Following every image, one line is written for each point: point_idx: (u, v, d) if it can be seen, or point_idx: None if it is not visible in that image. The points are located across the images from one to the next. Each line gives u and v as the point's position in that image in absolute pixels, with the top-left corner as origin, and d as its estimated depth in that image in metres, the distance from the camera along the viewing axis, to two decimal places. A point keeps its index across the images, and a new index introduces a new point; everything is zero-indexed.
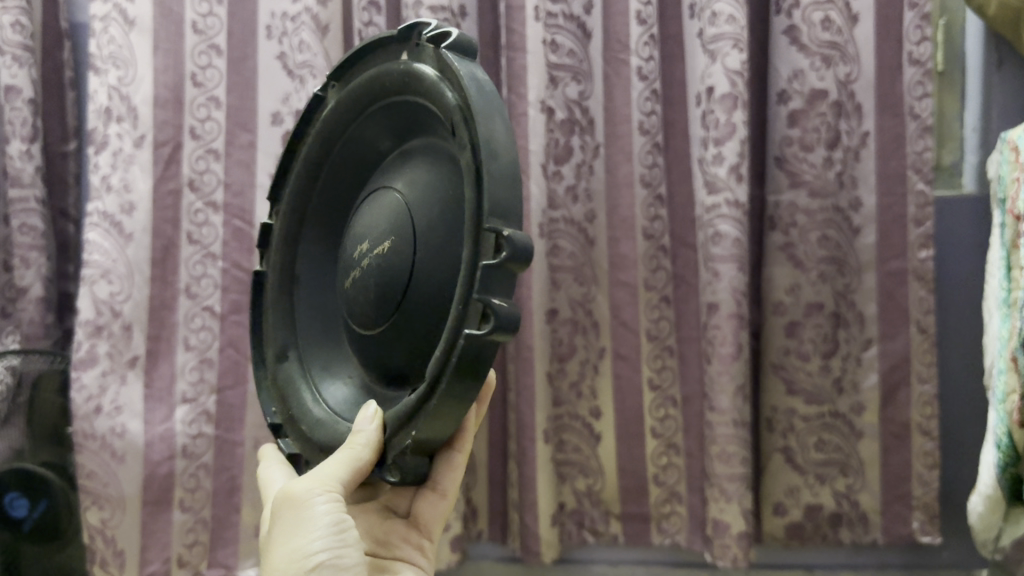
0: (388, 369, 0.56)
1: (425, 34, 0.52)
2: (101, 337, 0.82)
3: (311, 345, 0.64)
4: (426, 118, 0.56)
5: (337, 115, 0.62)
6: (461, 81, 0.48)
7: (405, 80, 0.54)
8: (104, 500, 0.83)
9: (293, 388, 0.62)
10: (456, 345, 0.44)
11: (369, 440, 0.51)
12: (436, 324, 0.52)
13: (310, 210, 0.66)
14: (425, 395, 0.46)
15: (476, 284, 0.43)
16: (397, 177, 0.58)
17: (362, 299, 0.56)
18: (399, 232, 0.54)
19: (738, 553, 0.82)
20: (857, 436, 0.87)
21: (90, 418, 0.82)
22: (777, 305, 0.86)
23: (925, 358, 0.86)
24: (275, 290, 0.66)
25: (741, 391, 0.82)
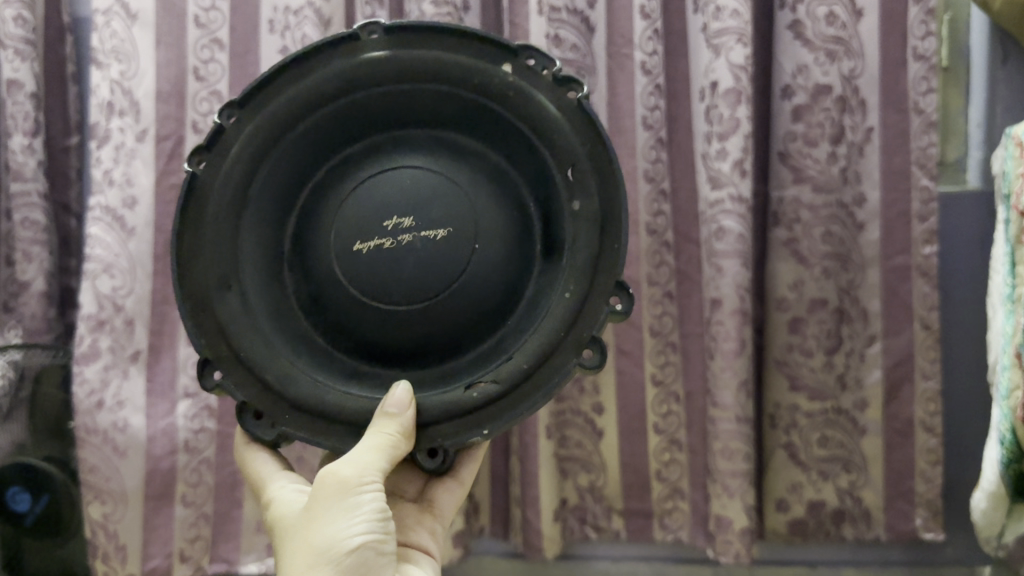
0: (376, 342, 0.58)
1: (558, 70, 0.55)
2: (103, 331, 0.82)
3: (257, 286, 0.57)
4: (493, 128, 0.58)
5: (385, 77, 0.57)
6: (601, 140, 0.55)
7: (510, 96, 0.56)
8: (106, 494, 0.83)
9: (240, 328, 0.56)
10: (558, 368, 0.53)
11: (402, 424, 0.52)
12: (474, 321, 0.57)
13: (287, 143, 0.58)
14: (504, 395, 0.54)
15: (598, 323, 0.53)
16: (436, 164, 0.59)
17: (388, 276, 0.57)
18: (459, 228, 0.57)
19: (740, 549, 0.83)
20: (860, 432, 0.87)
21: (92, 413, 0.82)
22: (781, 301, 0.86)
23: (930, 353, 0.86)
24: (221, 213, 0.57)
25: (744, 387, 0.82)
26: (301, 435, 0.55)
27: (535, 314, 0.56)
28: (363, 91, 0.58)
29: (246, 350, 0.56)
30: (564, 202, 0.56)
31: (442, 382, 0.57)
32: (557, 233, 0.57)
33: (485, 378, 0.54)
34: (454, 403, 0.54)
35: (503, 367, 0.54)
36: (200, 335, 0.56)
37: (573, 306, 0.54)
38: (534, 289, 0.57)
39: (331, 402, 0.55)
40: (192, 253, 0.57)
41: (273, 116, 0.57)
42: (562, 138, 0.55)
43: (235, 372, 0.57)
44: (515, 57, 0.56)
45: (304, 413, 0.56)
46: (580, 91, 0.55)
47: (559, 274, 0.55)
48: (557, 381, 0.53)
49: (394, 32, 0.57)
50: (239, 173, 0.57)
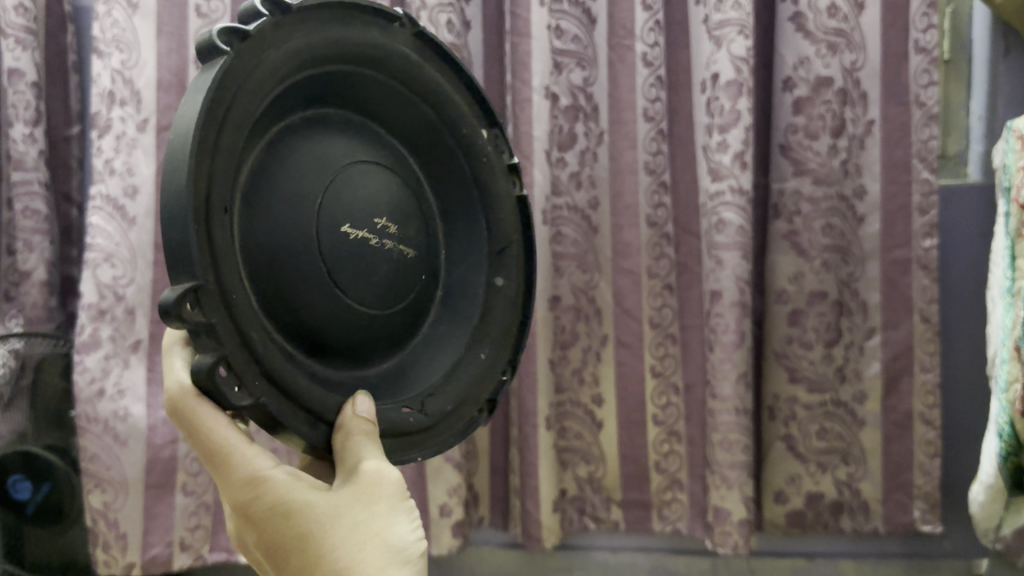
0: (322, 332, 0.48)
1: (519, 163, 0.64)
2: (104, 321, 0.82)
3: (242, 227, 0.44)
4: (438, 170, 0.60)
5: (409, 81, 0.55)
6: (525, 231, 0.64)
7: (483, 158, 0.60)
8: (107, 484, 0.84)
9: (229, 266, 0.41)
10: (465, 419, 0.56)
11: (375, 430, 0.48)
12: (388, 338, 0.54)
13: (303, 78, 0.48)
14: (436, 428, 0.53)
15: (502, 388, 0.59)
16: (396, 172, 0.56)
17: (357, 273, 0.50)
18: (413, 248, 0.55)
19: (738, 540, 0.83)
20: (859, 425, 0.88)
21: (92, 402, 0.83)
22: (781, 293, 0.86)
23: (929, 346, 0.87)
24: (249, 120, 0.43)
25: (743, 379, 0.82)
26: (281, 415, 0.43)
27: (448, 352, 0.57)
28: (383, 77, 0.54)
29: (238, 301, 0.41)
30: (486, 270, 0.61)
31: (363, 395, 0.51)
32: (468, 286, 0.60)
33: (412, 403, 0.53)
34: (396, 422, 0.50)
35: (430, 402, 0.53)
36: (198, 249, 0.39)
37: (490, 362, 0.58)
38: (431, 330, 0.58)
39: (305, 388, 0.45)
40: (207, 151, 0.40)
41: (320, 50, 0.48)
42: (506, 212, 0.62)
43: (218, 315, 0.40)
44: (489, 127, 0.63)
45: (284, 392, 0.43)
46: (525, 189, 0.64)
47: (479, 324, 0.59)
48: (466, 431, 0.56)
49: (420, 43, 0.57)
50: (270, 87, 0.44)
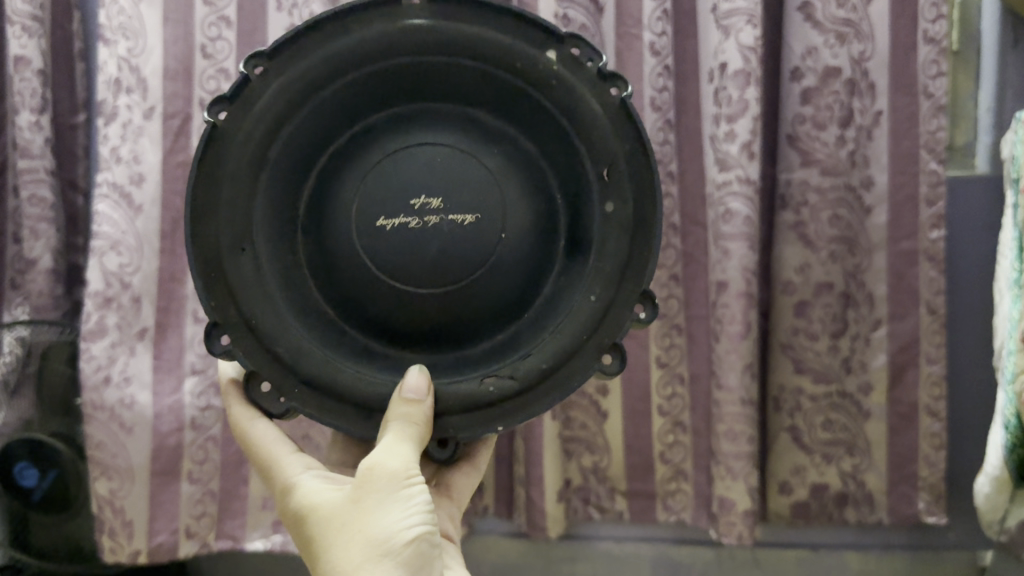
0: (392, 318, 0.57)
1: (605, 65, 0.53)
2: (110, 309, 0.82)
3: (270, 251, 0.55)
4: (529, 117, 0.56)
5: (430, 50, 0.54)
6: (639, 140, 0.54)
7: (552, 85, 0.54)
8: (113, 471, 0.84)
9: (254, 293, 0.54)
10: (577, 372, 0.55)
11: (424, 414, 0.52)
12: (484, 309, 0.57)
13: (314, 105, 0.55)
14: (523, 391, 0.55)
15: (623, 331, 0.54)
16: (463, 143, 0.57)
17: (403, 260, 0.56)
18: (487, 217, 0.56)
19: (743, 530, 0.84)
20: (865, 417, 0.88)
21: (99, 389, 0.83)
22: (787, 284, 0.86)
23: (934, 338, 0.86)
24: (239, 168, 0.54)
25: (749, 369, 0.82)
26: (313, 414, 0.54)
27: (558, 309, 0.56)
28: (402, 57, 0.54)
29: (262, 320, 0.54)
30: (594, 201, 0.55)
31: (455, 370, 0.57)
32: (582, 230, 0.57)
33: (501, 371, 0.55)
34: (466, 397, 0.55)
35: (521, 363, 0.55)
36: (212, 297, 0.53)
37: (597, 310, 0.55)
38: (553, 286, 0.57)
39: (349, 380, 0.55)
40: (208, 219, 0.53)
41: (307, 76, 0.54)
42: (600, 136, 0.54)
43: (245, 341, 0.54)
44: (561, 45, 0.54)
45: (319, 391, 0.54)
46: (626, 90, 0.54)
47: (586, 272, 0.56)
48: (580, 382, 0.55)
49: (440, 3, 0.54)
50: (256, 136, 0.54)
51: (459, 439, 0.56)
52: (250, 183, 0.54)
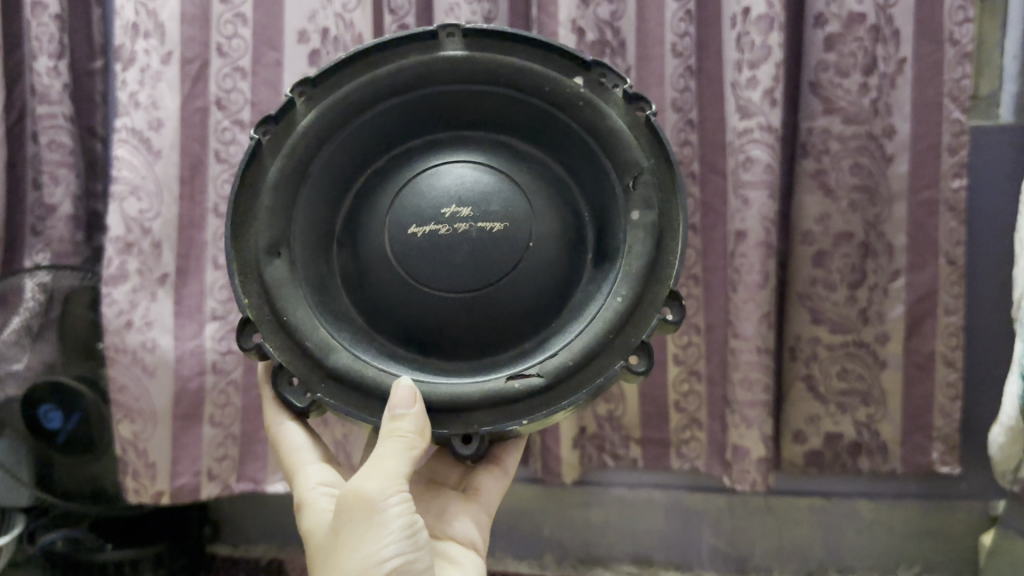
0: (422, 333, 0.57)
1: (629, 87, 0.56)
2: (131, 254, 0.82)
3: (305, 261, 0.57)
4: (558, 141, 0.59)
5: (463, 77, 0.57)
6: (665, 158, 0.56)
7: (581, 105, 0.56)
8: (136, 414, 0.84)
9: (290, 292, 0.56)
10: (603, 371, 0.54)
11: (410, 425, 0.51)
12: (514, 318, 0.56)
13: (352, 127, 0.58)
14: (551, 388, 0.53)
15: (650, 330, 0.54)
16: (496, 162, 0.58)
17: (435, 266, 0.55)
18: (514, 224, 0.56)
19: (756, 477, 0.86)
20: (880, 366, 0.88)
21: (121, 332, 0.82)
22: (806, 234, 0.86)
23: (953, 289, 0.87)
24: (280, 180, 0.56)
25: (766, 319, 0.82)
26: (338, 408, 0.54)
27: (587, 314, 0.56)
28: (436, 87, 0.58)
29: (291, 317, 0.55)
30: (621, 212, 0.56)
31: (481, 374, 0.56)
32: (612, 242, 0.57)
33: (528, 372, 0.54)
34: (488, 395, 0.53)
35: (548, 365, 0.54)
36: (246, 297, 0.56)
37: (624, 311, 0.54)
38: (583, 294, 0.58)
39: (373, 376, 0.54)
40: (248, 224, 0.57)
41: (344, 97, 0.57)
42: (626, 147, 0.56)
43: (272, 333, 0.55)
44: (587, 71, 0.57)
45: (343, 387, 0.55)
46: (650, 109, 0.56)
47: (615, 274, 0.56)
48: (605, 381, 0.53)
49: (475, 37, 0.57)
50: (299, 150, 0.57)
51: (482, 434, 0.53)
52: (293, 193, 0.57)
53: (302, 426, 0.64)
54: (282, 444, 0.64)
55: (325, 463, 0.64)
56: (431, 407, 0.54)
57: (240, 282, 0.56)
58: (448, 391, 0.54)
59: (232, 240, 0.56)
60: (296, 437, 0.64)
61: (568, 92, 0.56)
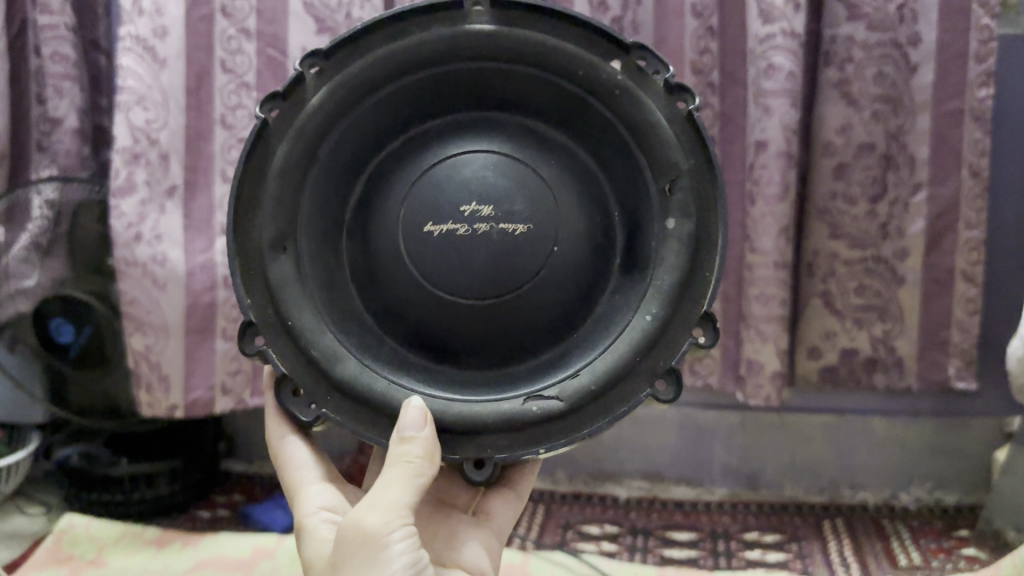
0: (437, 333, 0.55)
1: (672, 76, 0.52)
2: (138, 165, 0.80)
3: (313, 256, 0.54)
4: (588, 128, 0.55)
5: (491, 55, 0.53)
6: (707, 158, 0.52)
7: (616, 94, 0.52)
8: (147, 327, 0.83)
9: (294, 296, 0.53)
10: (627, 398, 0.52)
11: (418, 448, 0.48)
12: (535, 322, 0.55)
13: (366, 107, 0.54)
14: (570, 411, 0.52)
15: (679, 355, 0.52)
16: (519, 153, 0.55)
17: (452, 269, 0.53)
18: (537, 226, 0.53)
19: (771, 391, 0.85)
20: (898, 282, 0.87)
21: (131, 245, 0.81)
22: (827, 145, 0.83)
23: (976, 203, 0.85)
24: (286, 164, 0.53)
25: (784, 233, 0.81)
26: (344, 425, 0.52)
27: (612, 331, 0.54)
28: (458, 64, 0.54)
29: (296, 322, 0.52)
30: (656, 217, 0.53)
31: (498, 390, 0.54)
32: (642, 248, 0.54)
33: (547, 394, 0.52)
34: (504, 416, 0.51)
35: (568, 386, 0.52)
36: (249, 296, 0.53)
37: (652, 332, 0.52)
38: (608, 304, 0.55)
39: (382, 392, 0.52)
40: (252, 216, 0.53)
41: (361, 72, 0.52)
42: (667, 144, 0.52)
43: (274, 336, 0.53)
44: (625, 54, 0.52)
45: (349, 400, 0.52)
46: (694, 103, 0.51)
47: (642, 290, 0.53)
48: (628, 409, 0.51)
49: (505, 9, 0.52)
50: (309, 135, 0.53)
51: (495, 460, 0.52)
52: (301, 180, 0.53)
53: (306, 442, 0.61)
54: (284, 461, 0.61)
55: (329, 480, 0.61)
56: (441, 425, 0.52)
57: (242, 280, 0.53)
58: (461, 407, 0.52)
59: (235, 232, 0.53)
60: (299, 453, 0.60)
61: (605, 78, 0.52)
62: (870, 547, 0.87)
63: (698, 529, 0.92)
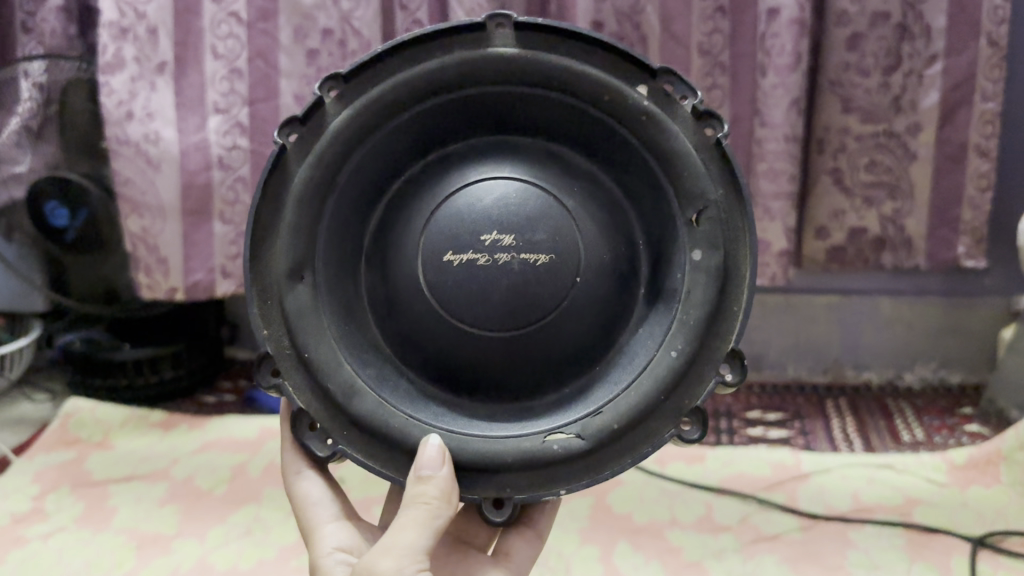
0: (458, 377, 0.49)
1: (701, 102, 0.46)
2: (127, 41, 0.78)
3: (331, 286, 0.48)
4: (615, 155, 0.49)
5: (514, 80, 0.47)
6: (738, 193, 0.47)
7: (643, 121, 0.46)
8: (143, 209, 0.82)
9: (316, 323, 0.46)
10: (648, 437, 0.46)
11: (437, 489, 0.43)
12: (560, 357, 0.48)
13: (385, 133, 0.48)
14: (589, 451, 0.45)
15: (704, 395, 0.46)
16: (543, 178, 0.48)
17: (472, 302, 0.46)
18: (561, 257, 0.47)
19: (777, 270, 0.84)
20: (910, 158, 0.84)
21: (122, 124, 0.79)
22: (841, 15, 0.80)
23: (993, 74, 0.81)
24: (303, 195, 0.46)
25: (796, 105, 0.79)
26: (364, 463, 0.46)
27: (634, 369, 0.47)
28: (479, 88, 0.47)
29: (313, 353, 0.46)
30: (680, 249, 0.47)
31: (517, 425, 0.47)
32: (668, 278, 0.48)
33: (568, 429, 0.45)
34: (524, 455, 0.45)
35: (591, 422, 0.45)
36: (267, 326, 0.47)
37: (678, 369, 0.46)
38: (636, 338, 0.48)
39: (403, 429, 0.45)
40: (269, 242, 0.47)
41: (380, 97, 0.46)
42: (693, 175, 0.46)
43: (292, 372, 0.47)
44: (653, 79, 0.47)
45: (365, 438, 0.46)
46: (723, 130, 0.46)
47: (664, 320, 0.47)
48: (651, 449, 0.46)
49: (530, 31, 0.46)
50: (326, 162, 0.47)
51: (515, 501, 0.46)
52: (317, 208, 0.47)
53: (324, 480, 0.53)
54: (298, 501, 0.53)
55: (349, 522, 0.53)
56: (457, 463, 0.45)
57: (258, 312, 0.47)
58: (481, 443, 0.45)
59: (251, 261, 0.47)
60: (315, 492, 0.52)
61: (632, 105, 0.46)
62: (872, 425, 0.88)
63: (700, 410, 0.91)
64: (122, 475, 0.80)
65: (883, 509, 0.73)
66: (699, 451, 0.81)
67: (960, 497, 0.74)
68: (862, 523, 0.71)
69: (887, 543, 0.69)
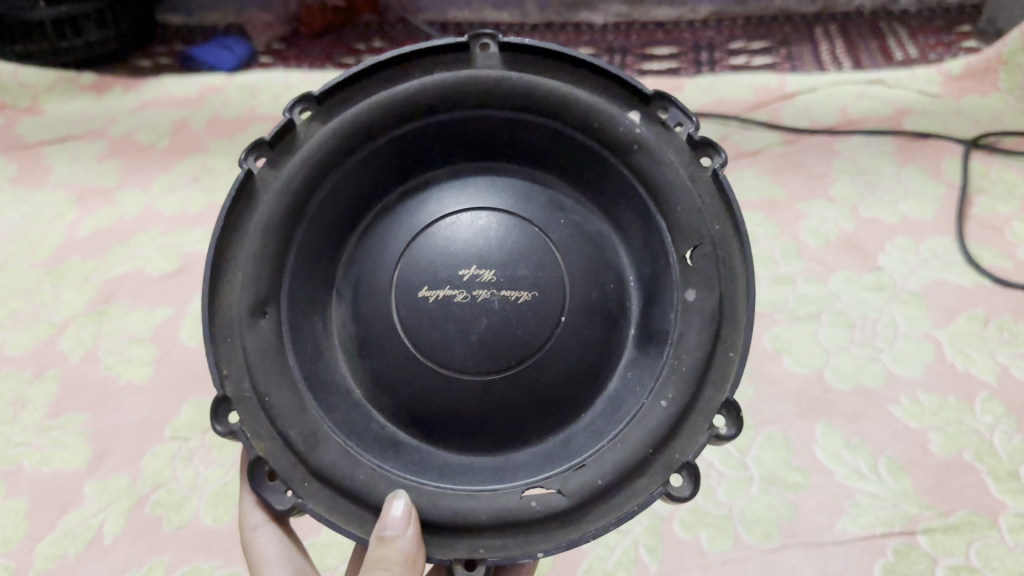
0: None
1: (696, 130, 0.32)
2: None
3: (297, 334, 0.31)
4: (609, 186, 0.33)
5: (497, 102, 0.31)
6: (738, 233, 0.31)
7: (636, 150, 0.31)
8: None
9: (276, 371, 0.30)
10: (624, 499, 0.30)
11: (398, 558, 0.27)
12: (553, 414, 0.31)
13: (356, 162, 0.31)
14: (568, 513, 0.29)
15: (699, 449, 0.30)
16: (536, 212, 0.32)
17: (454, 373, 0.30)
18: (568, 309, 0.31)
19: None
20: None
21: None
22: None
23: None
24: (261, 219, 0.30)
25: None
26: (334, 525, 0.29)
27: (619, 419, 0.31)
28: (456, 114, 0.31)
29: (274, 398, 0.29)
30: (671, 290, 0.31)
31: (492, 474, 0.30)
32: (655, 315, 0.32)
33: (547, 480, 0.30)
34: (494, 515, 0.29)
35: (572, 473, 0.29)
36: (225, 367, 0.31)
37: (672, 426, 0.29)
38: (620, 384, 0.32)
39: (367, 482, 0.29)
40: (234, 267, 0.31)
41: (355, 119, 0.30)
42: (688, 203, 0.31)
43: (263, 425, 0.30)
44: (647, 105, 0.32)
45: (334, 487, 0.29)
46: (722, 158, 0.31)
47: (652, 373, 0.31)
48: (636, 507, 0.30)
49: (526, 55, 0.32)
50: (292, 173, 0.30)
51: (490, 563, 0.29)
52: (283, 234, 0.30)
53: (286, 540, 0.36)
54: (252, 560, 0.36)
55: None
56: (425, 520, 0.29)
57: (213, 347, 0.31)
58: (455, 495, 0.29)
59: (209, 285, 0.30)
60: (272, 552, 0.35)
61: (620, 133, 0.31)
62: (863, 47, 0.81)
63: (679, 45, 0.84)
64: (56, 136, 0.73)
65: (872, 121, 0.68)
66: (678, 81, 0.73)
67: (955, 105, 0.69)
68: (850, 135, 0.66)
69: (874, 150, 0.64)
